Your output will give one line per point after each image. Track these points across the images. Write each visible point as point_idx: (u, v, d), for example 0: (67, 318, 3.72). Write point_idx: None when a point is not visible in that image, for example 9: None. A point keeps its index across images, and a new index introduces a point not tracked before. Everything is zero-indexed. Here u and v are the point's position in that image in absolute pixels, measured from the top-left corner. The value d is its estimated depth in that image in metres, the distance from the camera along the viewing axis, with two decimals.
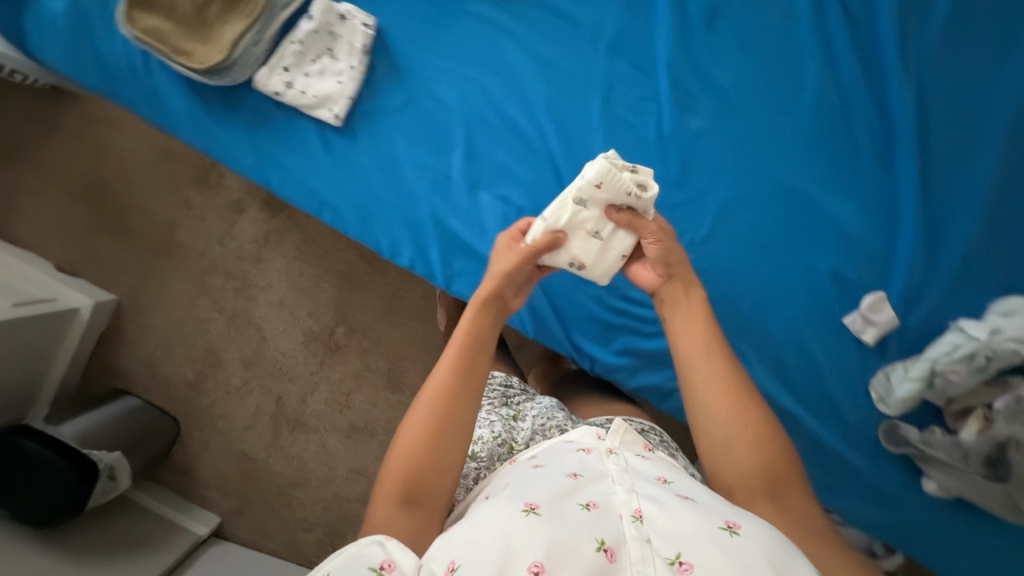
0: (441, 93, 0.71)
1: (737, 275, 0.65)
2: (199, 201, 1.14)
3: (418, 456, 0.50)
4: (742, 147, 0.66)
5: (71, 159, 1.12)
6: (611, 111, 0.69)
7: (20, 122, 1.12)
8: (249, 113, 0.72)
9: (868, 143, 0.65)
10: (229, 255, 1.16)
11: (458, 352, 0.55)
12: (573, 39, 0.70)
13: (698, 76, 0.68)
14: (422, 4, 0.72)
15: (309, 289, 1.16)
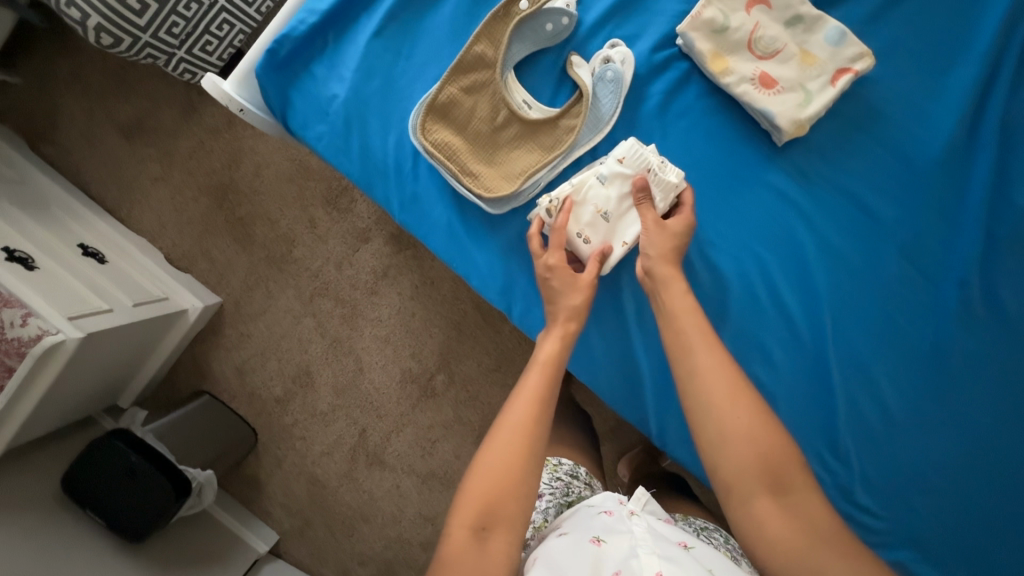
0: (719, 266, 0.54)
1: (967, 515, 0.55)
2: (325, 222, 1.11)
3: (497, 480, 0.42)
4: (1005, 375, 0.53)
5: (209, 157, 1.11)
6: (888, 324, 0.54)
7: (165, 110, 1.10)
8: (506, 238, 0.53)
9: None
10: (344, 280, 1.12)
11: (540, 376, 0.47)
12: (870, 232, 0.53)
13: (985, 293, 0.53)
14: (711, 150, 0.53)
15: (417, 332, 1.12)
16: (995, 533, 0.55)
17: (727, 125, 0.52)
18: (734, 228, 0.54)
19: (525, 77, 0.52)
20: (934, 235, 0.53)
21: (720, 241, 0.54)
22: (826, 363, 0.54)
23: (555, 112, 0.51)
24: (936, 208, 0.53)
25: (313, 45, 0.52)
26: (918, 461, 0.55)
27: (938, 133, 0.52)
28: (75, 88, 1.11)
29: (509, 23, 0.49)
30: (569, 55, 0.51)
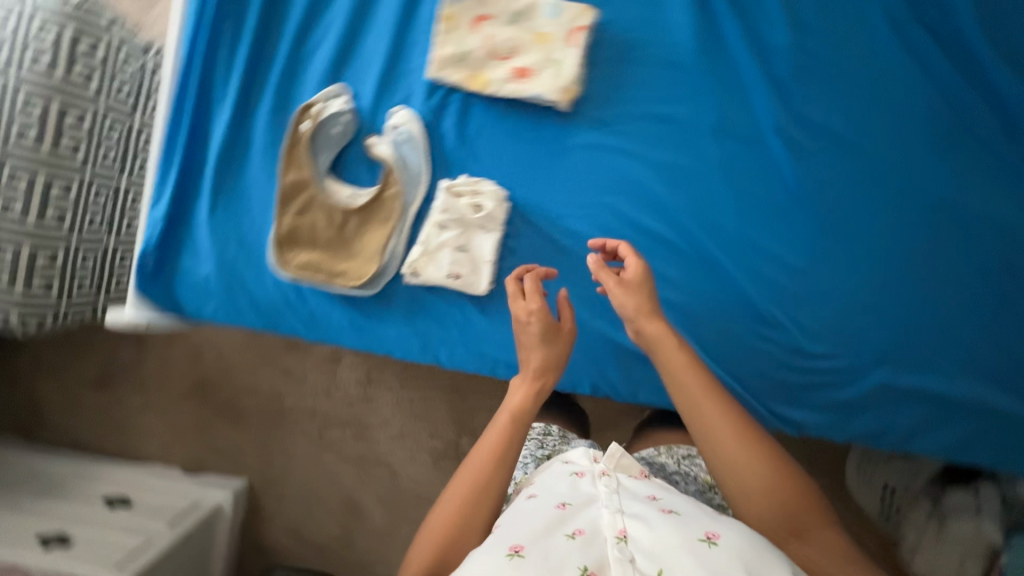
0: (579, 230, 0.59)
1: (906, 313, 0.58)
2: (297, 364, 1.17)
3: (464, 512, 0.45)
4: (863, 183, 0.58)
5: (175, 366, 1.19)
6: (744, 197, 0.59)
7: (122, 347, 1.20)
8: (403, 305, 0.59)
9: (993, 131, 0.56)
10: (339, 405, 1.17)
11: (507, 424, 0.50)
12: (683, 135, 0.59)
13: (804, 126, 0.58)
14: (521, 144, 0.59)
15: (423, 413, 1.16)
16: (938, 314, 0.57)
17: (521, 119, 0.59)
18: (576, 192, 0.59)
19: (343, 173, 0.59)
20: (735, 108, 0.59)
21: (568, 211, 0.59)
22: (710, 257, 0.59)
23: (377, 189, 0.57)
24: (724, 84, 0.58)
25: (169, 244, 0.60)
26: (839, 292, 0.58)
27: (684, 32, 0.58)
28: (41, 370, 1.21)
29: (297, 142, 0.56)
30: (365, 138, 0.59)
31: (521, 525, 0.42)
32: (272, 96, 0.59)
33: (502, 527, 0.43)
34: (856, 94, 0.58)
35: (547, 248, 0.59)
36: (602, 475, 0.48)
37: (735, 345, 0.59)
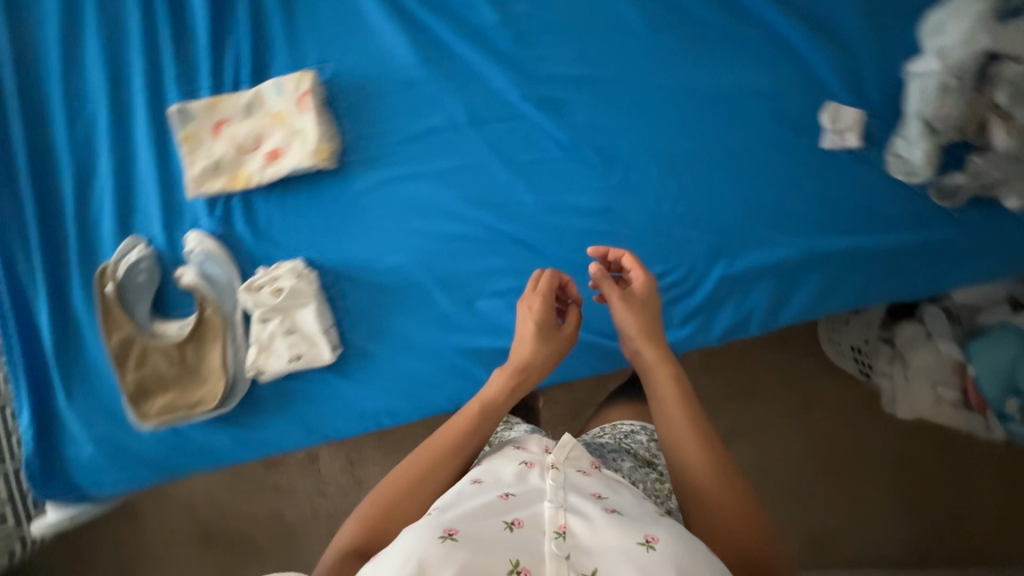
0: (393, 265, 1.06)
1: (637, 183, 1.04)
2: (282, 483, 1.36)
3: (387, 501, 0.73)
4: (603, 105, 1.04)
5: (180, 525, 1.38)
6: (418, 287, 1.06)
7: (122, 534, 1.38)
8: (275, 403, 1.07)
9: (708, 15, 1.04)
10: (334, 497, 1.35)
11: (431, 455, 0.78)
12: (455, 140, 1.06)
13: (541, 83, 1.05)
14: (303, 212, 1.07)
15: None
16: (699, 180, 1.04)
17: (269, 290, 1.02)
18: (371, 303, 1.06)
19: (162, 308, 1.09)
20: (417, 172, 1.07)
21: (382, 258, 1.06)
22: (479, 219, 1.05)
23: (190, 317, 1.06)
24: (462, 91, 1.06)
25: (63, 438, 1.07)
26: (490, 288, 1.05)
27: (394, 129, 1.07)
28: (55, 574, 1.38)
29: (114, 311, 1.03)
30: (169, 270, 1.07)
31: (459, 515, 0.61)
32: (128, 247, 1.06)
33: (445, 515, 0.61)
34: (584, 49, 1.05)
35: (378, 304, 1.06)
36: (551, 469, 0.69)
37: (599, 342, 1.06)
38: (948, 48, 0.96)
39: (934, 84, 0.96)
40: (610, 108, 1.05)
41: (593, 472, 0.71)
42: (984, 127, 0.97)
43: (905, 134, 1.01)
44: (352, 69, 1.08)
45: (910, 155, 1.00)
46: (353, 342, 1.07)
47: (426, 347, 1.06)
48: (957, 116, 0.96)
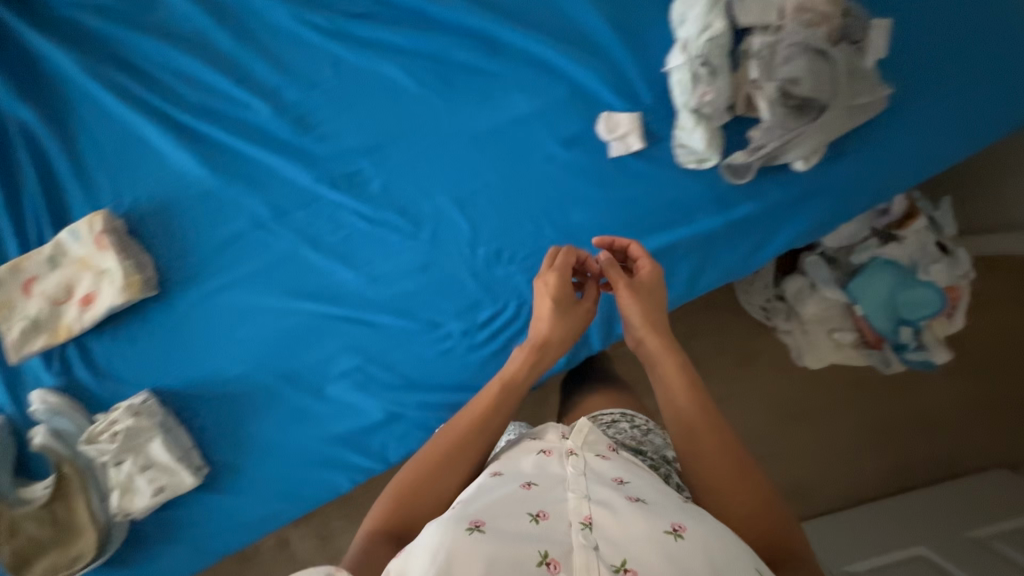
0: (254, 216, 1.01)
1: (501, 166, 0.99)
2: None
3: (413, 479, 0.70)
4: (466, 155, 0.99)
5: None
6: (266, 311, 1.00)
7: None
8: (229, 476, 1.00)
9: (520, 38, 0.99)
10: None
11: (457, 429, 0.75)
12: (311, 162, 1.01)
13: (466, 91, 1.00)
14: (186, 191, 1.02)
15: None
16: (529, 211, 0.98)
17: (139, 328, 1.01)
18: (206, 343, 1.01)
19: None
20: (264, 241, 1.01)
21: (205, 271, 1.02)
22: (413, 199, 1.00)
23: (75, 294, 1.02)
24: (350, 87, 1.01)
25: None
26: (401, 308, 0.99)
27: (227, 232, 1.01)
28: None
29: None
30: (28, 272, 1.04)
31: (483, 505, 0.58)
32: (23, 361, 0.99)
33: (468, 508, 0.59)
34: (476, 81, 1.00)
35: (232, 414, 1.00)
36: (570, 457, 0.66)
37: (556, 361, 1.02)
38: (689, 48, 0.91)
39: (874, 188, 0.97)
40: (510, 203, 0.99)
41: (611, 457, 0.68)
42: (923, 271, 1.20)
43: (676, 51, 0.93)
44: (236, 146, 1.01)
45: (836, 297, 1.26)
46: (212, 458, 1.00)
47: (292, 450, 1.00)
48: (901, 275, 1.21)
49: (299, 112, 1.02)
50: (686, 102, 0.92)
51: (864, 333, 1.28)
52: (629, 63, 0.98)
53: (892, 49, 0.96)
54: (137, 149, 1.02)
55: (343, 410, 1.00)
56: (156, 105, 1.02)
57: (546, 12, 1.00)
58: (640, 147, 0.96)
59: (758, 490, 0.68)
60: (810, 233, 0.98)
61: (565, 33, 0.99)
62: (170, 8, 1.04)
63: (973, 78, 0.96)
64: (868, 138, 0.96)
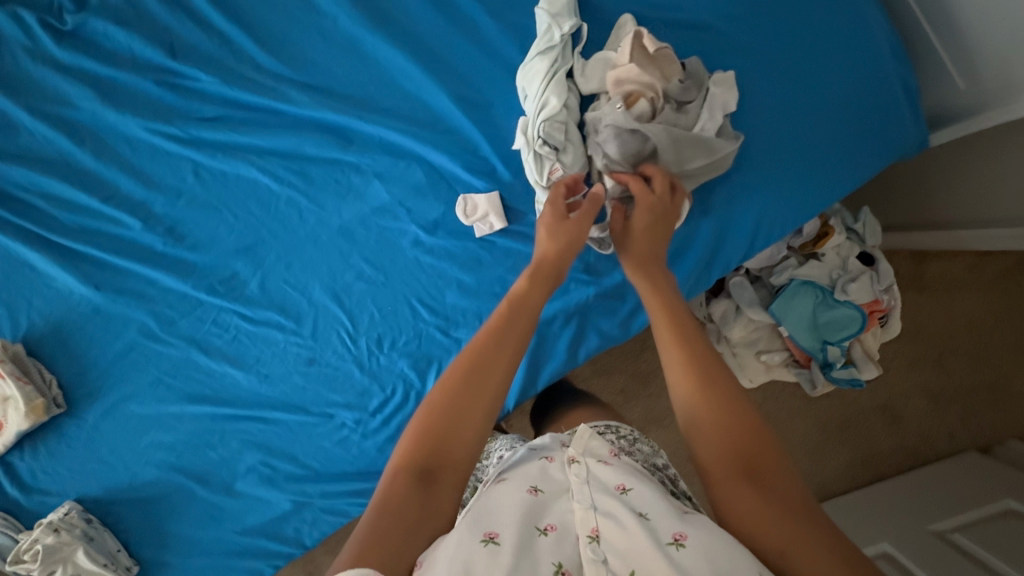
0: (141, 328, 1.02)
1: (360, 259, 0.97)
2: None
3: (434, 412, 0.66)
4: (328, 248, 0.97)
5: None
6: (167, 417, 1.03)
7: None
8: (162, 568, 1.06)
9: (361, 127, 0.95)
10: None
11: (472, 355, 0.70)
12: (184, 274, 1.00)
13: (316, 184, 0.97)
14: (77, 308, 1.02)
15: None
16: (396, 298, 0.97)
17: (57, 443, 1.05)
18: (120, 450, 1.05)
19: None
20: (156, 353, 1.02)
21: (106, 385, 1.04)
22: (282, 299, 0.99)
23: None
24: (203, 197, 0.99)
25: None
26: (296, 404, 1.01)
27: (119, 346, 1.02)
28: None
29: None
30: None
31: (496, 517, 0.60)
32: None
33: (481, 516, 0.60)
34: (320, 176, 0.96)
35: (151, 515, 1.05)
36: (572, 465, 0.68)
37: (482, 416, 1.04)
38: (530, 120, 0.86)
39: (755, 229, 0.93)
40: (383, 288, 0.97)
41: (613, 462, 0.69)
42: (840, 291, 1.24)
43: (521, 123, 0.88)
44: (113, 261, 1.01)
45: (761, 319, 1.30)
46: (139, 554, 1.06)
47: (210, 541, 1.05)
48: (821, 295, 1.25)
49: (169, 222, 1.00)
50: (536, 181, 0.87)
51: (792, 351, 1.32)
52: (480, 139, 0.93)
53: (749, 98, 0.91)
54: (23, 274, 1.01)
55: (253, 502, 1.04)
56: (28, 226, 1.01)
57: (394, 103, 0.95)
58: (502, 226, 0.92)
59: (732, 404, 0.64)
60: (686, 287, 0.94)
61: (418, 114, 0.94)
62: (23, 128, 0.99)
63: (843, 112, 0.92)
64: (746, 184, 0.91)
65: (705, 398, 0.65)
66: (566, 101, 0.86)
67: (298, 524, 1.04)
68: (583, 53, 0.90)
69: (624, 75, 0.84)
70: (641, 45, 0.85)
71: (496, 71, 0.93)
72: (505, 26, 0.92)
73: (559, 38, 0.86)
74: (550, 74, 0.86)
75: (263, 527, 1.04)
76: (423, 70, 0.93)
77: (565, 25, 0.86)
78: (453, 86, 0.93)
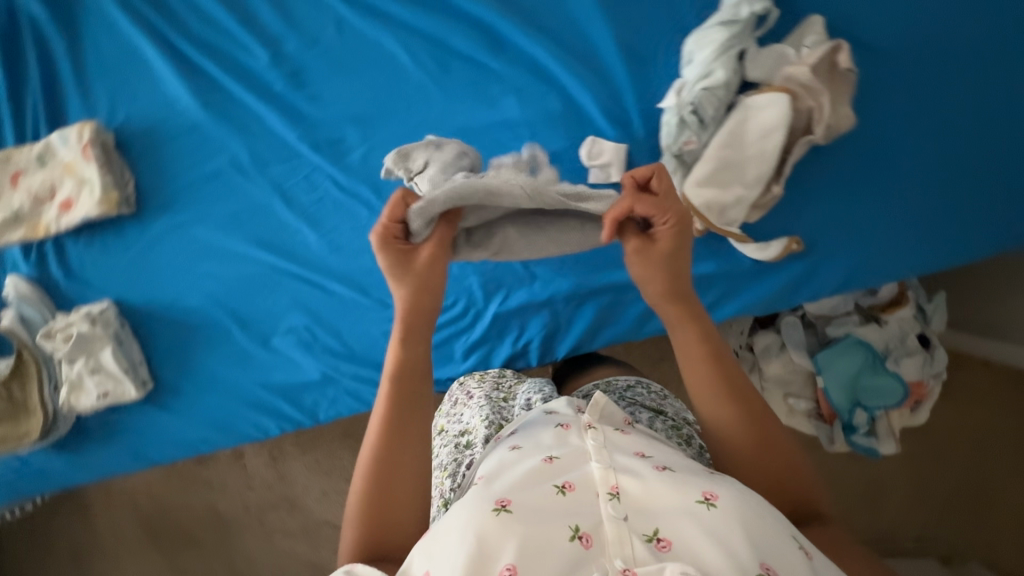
0: (230, 160, 1.02)
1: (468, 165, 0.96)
2: (213, 475, 1.79)
3: (363, 502, 0.67)
4: (440, 144, 0.96)
5: (120, 507, 1.80)
6: (226, 253, 1.03)
7: (67, 511, 1.80)
8: (174, 393, 1.07)
9: (513, 33, 0.93)
10: None
11: (375, 435, 0.69)
12: (290, 120, 0.99)
13: (449, 76, 0.95)
14: (175, 120, 1.02)
15: (329, 462, 1.77)
16: None
17: (115, 242, 1.05)
18: (171, 269, 1.05)
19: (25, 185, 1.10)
20: (239, 188, 1.02)
21: (177, 202, 1.04)
22: (377, 177, 0.98)
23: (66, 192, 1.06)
24: (335, 52, 0.98)
25: None
26: (357, 283, 1.01)
27: (205, 170, 1.02)
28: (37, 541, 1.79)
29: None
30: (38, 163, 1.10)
31: (506, 483, 0.62)
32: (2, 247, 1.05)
33: (492, 486, 0.62)
34: (457, 69, 0.95)
35: (181, 340, 1.06)
36: (590, 430, 0.68)
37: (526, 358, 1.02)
38: (685, 86, 0.84)
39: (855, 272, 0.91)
40: None
41: (630, 431, 0.70)
42: (892, 360, 1.25)
43: (674, 87, 0.85)
44: (227, 84, 1.00)
45: (802, 363, 1.30)
46: (156, 372, 1.07)
47: (229, 384, 1.06)
48: (871, 358, 1.25)
49: (294, 65, 0.99)
50: (668, 146, 0.86)
51: (819, 405, 1.32)
52: (627, 86, 0.90)
53: (910, 137, 0.87)
54: (139, 69, 1.01)
55: (283, 361, 1.05)
56: (160, 25, 1.01)
57: (554, 22, 0.92)
58: (619, 180, 0.90)
59: (777, 456, 0.69)
60: (765, 304, 0.92)
61: (574, 41, 0.92)
62: None
63: (993, 178, 0.89)
64: (869, 221, 0.89)
65: (752, 451, 0.69)
66: (730, 78, 0.83)
67: (316, 396, 1.05)
68: (759, 39, 0.86)
69: (796, 81, 0.81)
70: (828, 59, 0.81)
71: (668, 23, 0.89)
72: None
73: (746, 16, 0.81)
74: (724, 47, 0.82)
75: (288, 384, 1.05)
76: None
77: (757, 4, 0.81)
78: (619, 23, 0.90)
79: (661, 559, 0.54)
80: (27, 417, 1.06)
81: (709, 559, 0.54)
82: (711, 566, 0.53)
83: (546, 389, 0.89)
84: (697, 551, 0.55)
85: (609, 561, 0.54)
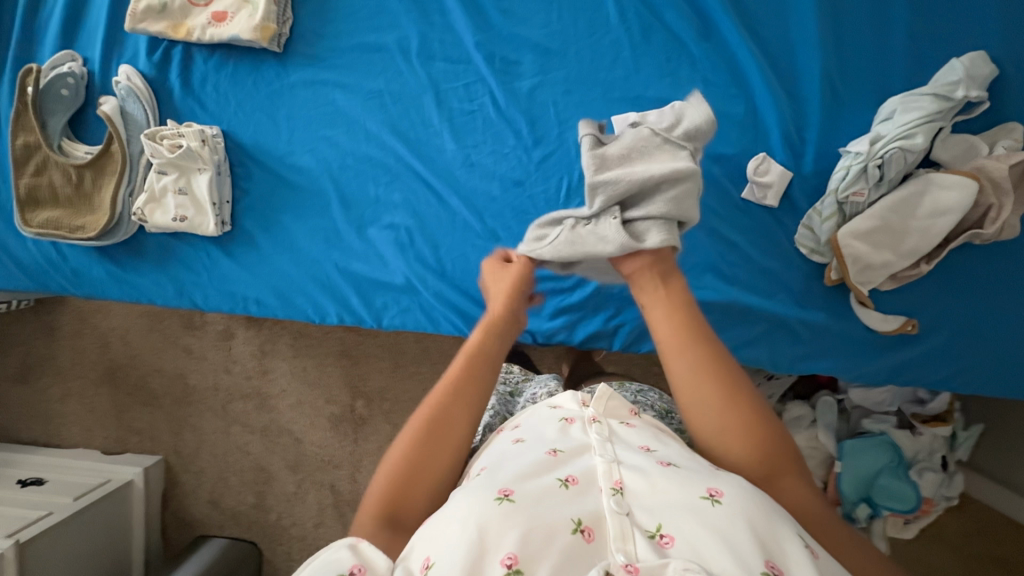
0: (393, 39, 0.98)
1: None
2: (195, 346, 1.67)
3: (402, 464, 0.59)
4: (611, 104, 0.95)
5: (87, 343, 1.70)
6: (354, 127, 1.00)
7: (38, 326, 1.70)
8: (243, 242, 1.02)
9: (724, 27, 0.92)
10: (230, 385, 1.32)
11: (434, 401, 0.63)
12: (472, 23, 0.96)
13: (647, 43, 0.94)
14: None
15: (316, 374, 1.63)
16: None
17: (247, 73, 1.01)
18: (292, 123, 1.01)
19: None
20: (395, 69, 0.98)
21: (326, 59, 1.00)
22: (535, 112, 0.96)
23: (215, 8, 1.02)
24: None
25: None
26: (475, 206, 0.98)
27: (369, 39, 0.99)
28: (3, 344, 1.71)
29: (28, 112, 0.99)
30: None
31: (504, 472, 0.54)
32: (131, 33, 1.00)
33: (495, 475, 0.55)
34: (656, 40, 0.93)
35: (275, 194, 1.01)
36: (594, 425, 0.62)
37: (608, 339, 1.00)
38: (877, 141, 0.85)
39: (958, 370, 0.91)
40: None
41: (635, 424, 0.63)
42: (915, 470, 1.28)
43: (864, 137, 0.86)
44: None
45: (826, 443, 1.32)
46: (233, 215, 1.02)
47: (305, 254, 1.01)
48: (895, 461, 1.28)
49: None
50: (834, 190, 0.87)
51: (827, 491, 1.35)
52: (813, 120, 0.90)
53: None
54: None
55: (370, 252, 1.01)
56: None
57: (767, 32, 0.91)
58: (772, 205, 0.91)
59: (752, 417, 0.61)
60: (858, 371, 0.93)
61: (780, 59, 0.91)
62: None
63: None
64: (990, 329, 0.89)
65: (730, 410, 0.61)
66: (922, 150, 0.84)
67: (386, 299, 1.00)
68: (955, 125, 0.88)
69: (987, 175, 0.82)
70: None
71: (879, 75, 0.89)
72: (918, 43, 0.88)
73: (960, 97, 0.82)
74: (929, 118, 0.83)
75: (364, 275, 1.01)
76: (818, 24, 0.89)
77: (974, 90, 0.82)
78: (831, 57, 0.90)
79: (665, 557, 0.46)
80: (87, 213, 1.01)
81: (712, 558, 0.45)
82: (717, 566, 0.45)
83: (552, 385, 0.90)
84: (703, 550, 0.46)
85: (611, 557, 0.47)
